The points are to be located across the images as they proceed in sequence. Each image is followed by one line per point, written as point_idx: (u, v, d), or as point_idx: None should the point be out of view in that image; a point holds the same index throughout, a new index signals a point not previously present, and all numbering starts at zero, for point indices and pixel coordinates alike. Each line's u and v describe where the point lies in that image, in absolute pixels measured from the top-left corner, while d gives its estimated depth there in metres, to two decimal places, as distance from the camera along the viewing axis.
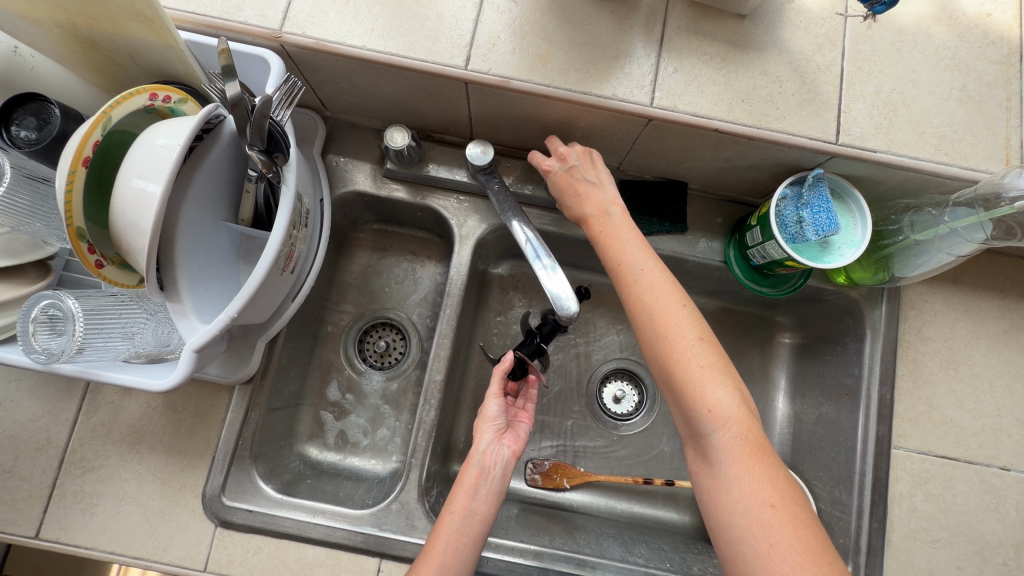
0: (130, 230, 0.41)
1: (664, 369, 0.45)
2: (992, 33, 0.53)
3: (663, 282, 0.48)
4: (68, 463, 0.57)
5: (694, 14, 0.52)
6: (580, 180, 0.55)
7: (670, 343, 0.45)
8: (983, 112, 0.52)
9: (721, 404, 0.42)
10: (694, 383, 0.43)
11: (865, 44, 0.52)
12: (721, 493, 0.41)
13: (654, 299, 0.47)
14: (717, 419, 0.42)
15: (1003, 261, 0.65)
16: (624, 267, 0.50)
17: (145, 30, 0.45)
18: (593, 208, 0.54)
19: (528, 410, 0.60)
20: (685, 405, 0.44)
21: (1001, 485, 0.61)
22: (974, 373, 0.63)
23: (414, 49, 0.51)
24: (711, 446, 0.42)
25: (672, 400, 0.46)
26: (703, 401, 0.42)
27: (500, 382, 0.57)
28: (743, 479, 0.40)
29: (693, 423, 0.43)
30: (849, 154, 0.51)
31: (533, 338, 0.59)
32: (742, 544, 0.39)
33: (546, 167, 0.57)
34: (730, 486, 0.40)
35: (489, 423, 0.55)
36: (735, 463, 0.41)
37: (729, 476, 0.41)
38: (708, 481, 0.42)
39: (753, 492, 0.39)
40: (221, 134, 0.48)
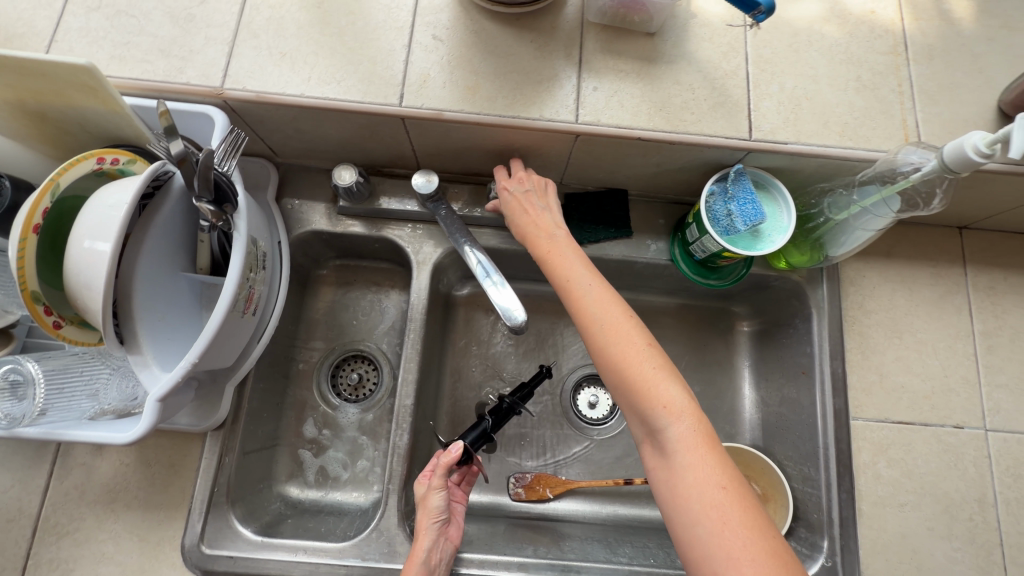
0: (84, 288, 0.43)
1: (616, 372, 0.47)
2: (877, 27, 0.58)
3: (608, 295, 0.51)
4: (42, 530, 0.57)
5: (607, 37, 0.57)
6: (535, 202, 0.59)
7: (621, 349, 0.47)
8: (879, 98, 0.56)
9: (672, 401, 0.44)
10: (645, 384, 0.45)
11: (765, 48, 0.57)
12: (675, 485, 0.42)
13: (601, 309, 0.50)
14: (670, 415, 0.44)
15: (929, 232, 0.70)
16: (572, 282, 0.52)
17: (92, 99, 0.48)
18: (541, 228, 0.57)
19: (464, 491, 0.64)
20: (639, 404, 0.45)
21: (957, 443, 0.64)
22: (918, 339, 0.67)
23: (350, 92, 0.55)
24: (667, 439, 0.43)
25: (624, 403, 0.47)
26: (657, 397, 0.45)
27: (445, 474, 0.57)
28: (697, 466, 0.42)
29: (648, 420, 0.45)
30: (763, 148, 0.55)
31: (482, 425, 0.61)
32: (698, 527, 0.40)
33: (507, 186, 0.60)
34: (685, 474, 0.42)
35: (435, 519, 0.56)
36: (688, 455, 0.42)
37: (684, 466, 0.42)
38: (665, 474, 0.43)
39: (707, 477, 0.41)
40: (171, 189, 0.50)
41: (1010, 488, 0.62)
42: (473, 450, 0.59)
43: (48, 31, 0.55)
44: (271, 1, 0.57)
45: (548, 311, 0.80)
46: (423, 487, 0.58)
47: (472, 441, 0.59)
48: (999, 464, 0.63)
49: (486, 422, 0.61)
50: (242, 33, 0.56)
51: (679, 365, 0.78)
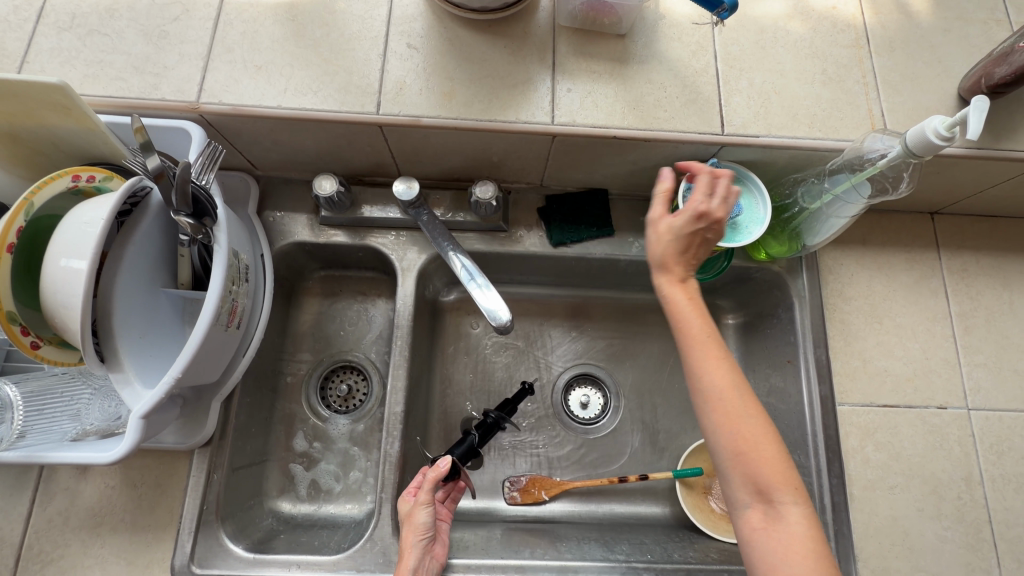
0: (61, 307, 0.43)
1: (733, 433, 0.42)
2: (840, 22, 0.60)
3: (722, 351, 0.45)
4: (26, 559, 0.55)
5: (579, 40, 0.58)
6: (697, 247, 0.49)
7: (756, 406, 0.43)
8: (845, 89, 0.58)
9: (797, 479, 0.41)
10: (770, 454, 0.42)
11: (733, 45, 0.59)
12: (790, 556, 0.39)
13: (722, 364, 0.44)
14: (795, 493, 0.41)
15: (901, 218, 0.71)
16: (684, 326, 0.46)
17: (66, 118, 0.48)
18: (688, 266, 0.49)
19: (449, 508, 0.63)
20: (762, 473, 0.41)
21: (941, 424, 0.65)
22: (898, 323, 0.68)
23: (327, 102, 0.55)
24: (790, 514, 0.41)
25: (730, 465, 0.42)
26: (782, 471, 0.42)
27: (432, 489, 0.56)
28: (816, 547, 0.40)
29: (773, 486, 0.41)
30: (736, 142, 0.56)
31: (468, 439, 0.61)
32: None
33: (699, 214, 0.48)
34: (806, 550, 0.39)
35: (421, 536, 0.55)
36: (810, 534, 0.40)
37: (802, 544, 0.40)
38: (776, 539, 0.40)
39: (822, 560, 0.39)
40: (149, 205, 0.50)
41: (995, 465, 0.63)
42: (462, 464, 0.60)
43: (19, 52, 0.55)
44: (245, 16, 0.57)
45: (536, 313, 0.80)
46: (408, 504, 0.57)
47: (461, 454, 0.60)
48: (983, 442, 0.64)
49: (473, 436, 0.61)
50: (217, 48, 0.56)
51: (667, 361, 0.79)
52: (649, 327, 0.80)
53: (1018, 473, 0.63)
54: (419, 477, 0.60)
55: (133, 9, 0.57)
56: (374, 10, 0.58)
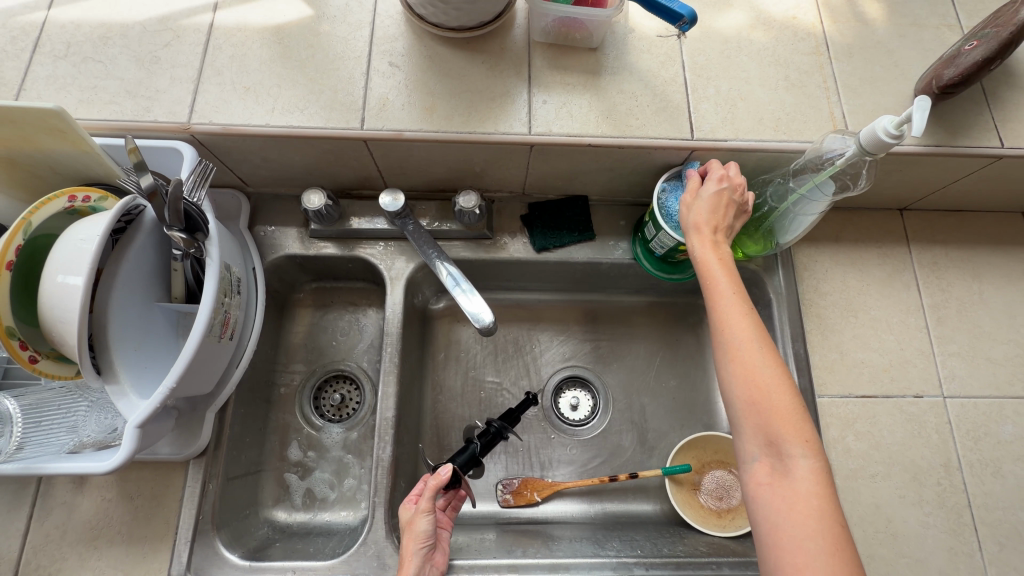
0: (59, 323, 0.44)
1: (748, 385, 0.44)
2: (800, 31, 0.63)
3: (747, 310, 0.47)
4: (23, 574, 0.56)
5: (553, 54, 0.61)
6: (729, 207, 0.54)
7: (772, 360, 0.45)
8: (807, 94, 0.61)
9: (811, 434, 0.43)
10: (784, 407, 0.44)
11: (700, 55, 0.62)
12: (793, 510, 0.41)
13: (747, 321, 0.47)
14: (806, 447, 0.42)
15: (872, 215, 0.74)
16: (709, 288, 0.50)
17: (62, 142, 0.50)
18: (716, 230, 0.53)
19: (450, 515, 0.63)
20: (773, 424, 0.43)
21: (918, 412, 0.67)
22: (872, 316, 0.70)
23: (314, 119, 0.58)
24: (798, 468, 0.42)
25: (743, 418, 0.45)
26: (796, 425, 0.43)
27: (432, 496, 0.56)
28: (820, 499, 0.41)
29: (782, 438, 0.43)
30: (705, 146, 0.59)
31: (470, 447, 0.61)
32: (806, 542, 0.39)
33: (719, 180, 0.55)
34: (811, 505, 0.41)
35: (422, 543, 0.55)
36: (817, 491, 0.41)
37: (809, 495, 0.41)
38: (782, 492, 0.42)
39: (827, 512, 0.40)
40: (142, 223, 0.52)
41: (972, 451, 0.65)
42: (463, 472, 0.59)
43: (17, 80, 0.57)
44: (234, 41, 0.60)
45: (524, 318, 0.82)
46: (409, 511, 0.56)
47: (462, 462, 0.60)
48: (960, 428, 0.66)
49: (474, 445, 0.61)
50: (206, 71, 0.58)
51: (654, 361, 0.81)
52: (635, 328, 0.82)
53: (995, 458, 0.65)
54: (421, 484, 0.59)
55: (126, 36, 0.59)
56: (357, 32, 0.61)
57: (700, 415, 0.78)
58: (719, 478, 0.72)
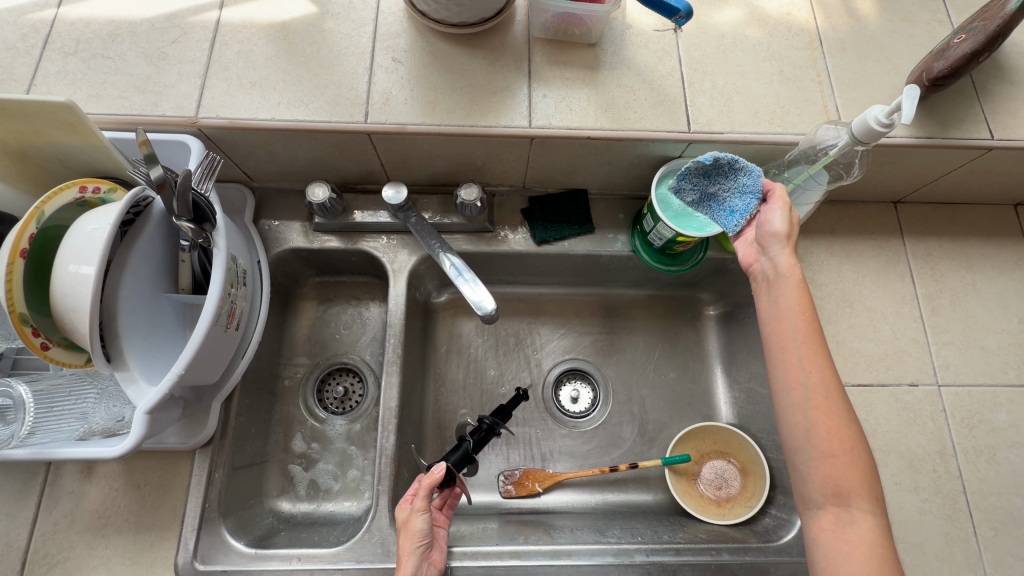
0: (70, 310, 0.45)
1: (827, 433, 0.48)
2: (794, 27, 0.65)
3: (827, 357, 0.50)
4: (31, 562, 0.57)
5: (553, 49, 0.62)
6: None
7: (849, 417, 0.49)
8: (801, 87, 0.62)
9: (878, 492, 0.47)
10: (859, 462, 0.47)
11: (696, 50, 0.63)
12: (853, 552, 0.45)
13: (829, 369, 0.50)
14: (873, 503, 0.47)
15: (866, 208, 0.76)
16: (797, 328, 0.52)
17: (72, 135, 0.51)
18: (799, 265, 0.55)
19: (446, 515, 0.63)
20: (845, 477, 0.47)
21: (914, 400, 0.68)
22: (867, 307, 0.71)
23: (319, 113, 0.59)
24: (862, 518, 0.46)
25: (815, 466, 0.48)
26: (865, 478, 0.47)
27: (427, 495, 0.57)
28: (881, 546, 0.45)
29: (851, 494, 0.47)
30: (702, 138, 0.60)
31: (464, 444, 0.62)
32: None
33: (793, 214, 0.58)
34: (872, 550, 0.45)
35: (418, 543, 0.55)
36: (878, 541, 0.45)
37: (869, 540, 0.45)
38: (842, 535, 0.46)
39: (888, 557, 0.44)
40: (151, 214, 0.53)
41: (967, 438, 0.66)
42: (457, 469, 0.60)
43: (27, 76, 0.58)
44: (240, 37, 0.61)
45: (525, 311, 0.83)
46: (406, 511, 0.57)
47: (456, 461, 0.61)
48: (954, 416, 0.67)
49: (467, 442, 0.62)
50: (213, 67, 0.60)
51: (653, 354, 0.82)
52: (635, 321, 0.83)
53: (989, 445, 0.66)
54: (416, 484, 0.59)
55: (134, 33, 0.60)
56: (360, 28, 0.62)
57: (699, 406, 0.79)
58: (718, 467, 0.73)
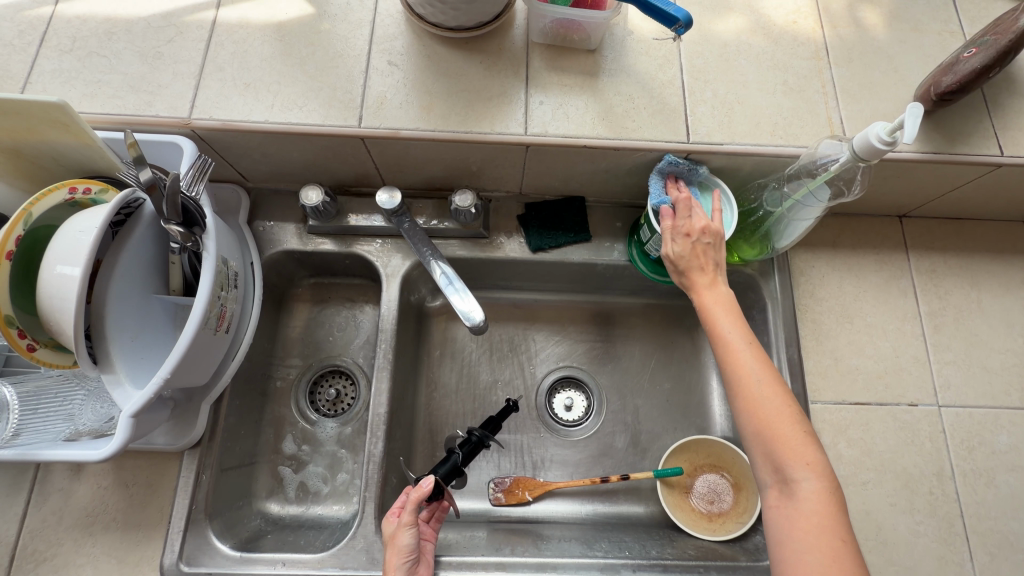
0: (57, 312, 0.45)
1: (751, 415, 0.46)
2: (799, 36, 0.63)
3: (751, 351, 0.48)
4: (20, 558, 0.57)
5: (551, 54, 0.61)
6: (720, 221, 0.56)
7: (770, 404, 0.46)
8: (805, 98, 0.61)
9: (812, 457, 0.44)
10: (788, 434, 0.45)
11: (698, 58, 0.62)
12: (796, 528, 0.43)
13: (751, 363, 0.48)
14: (808, 468, 0.43)
15: (870, 221, 0.74)
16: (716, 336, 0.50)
17: (65, 134, 0.51)
18: (702, 272, 0.53)
19: (433, 528, 0.63)
20: (776, 449, 0.45)
21: (912, 420, 0.66)
22: (868, 323, 0.70)
23: (312, 116, 0.58)
24: (800, 489, 0.43)
25: (753, 444, 0.46)
26: (796, 447, 0.44)
27: (415, 509, 0.56)
28: (818, 513, 0.42)
29: (783, 467, 0.44)
30: (701, 149, 0.59)
31: (453, 456, 0.62)
32: (809, 555, 0.41)
33: (689, 231, 0.55)
34: (812, 523, 0.42)
35: (404, 558, 0.54)
36: (821, 509, 0.42)
37: (812, 513, 0.42)
38: (786, 511, 0.44)
39: (830, 526, 0.42)
40: (142, 215, 0.53)
41: (965, 461, 0.65)
42: (445, 482, 0.60)
43: (23, 73, 0.58)
44: (235, 37, 0.60)
45: (520, 317, 0.82)
46: (392, 525, 0.56)
47: (444, 473, 0.60)
48: (954, 438, 0.66)
49: (456, 454, 0.61)
50: (208, 67, 0.59)
51: (648, 364, 0.81)
52: (631, 330, 0.82)
53: (988, 468, 0.64)
54: (403, 496, 0.59)
55: (130, 32, 0.60)
56: (356, 30, 0.61)
57: (694, 418, 0.78)
58: (711, 481, 0.72)
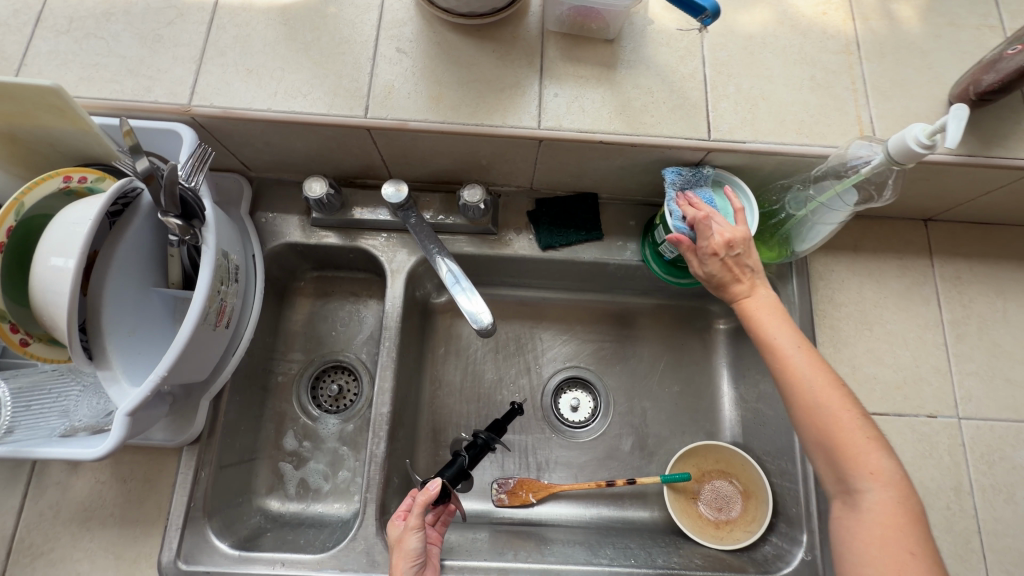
0: (50, 306, 0.43)
1: (813, 426, 0.46)
2: (829, 28, 0.60)
3: (807, 360, 0.47)
4: (16, 551, 0.56)
5: (568, 44, 0.58)
6: (744, 225, 0.53)
7: (834, 413, 0.45)
8: (834, 95, 0.58)
9: (878, 466, 0.44)
10: (853, 444, 0.45)
11: (721, 51, 0.59)
12: (858, 539, 0.43)
13: (808, 372, 0.47)
14: (872, 479, 0.44)
15: (894, 224, 0.71)
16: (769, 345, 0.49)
17: (61, 120, 0.49)
18: (742, 285, 0.52)
19: (439, 531, 0.62)
20: (839, 460, 0.45)
21: (931, 433, 0.64)
22: (888, 331, 0.68)
23: (316, 104, 0.56)
24: (863, 500, 0.44)
25: (817, 455, 0.47)
26: (861, 456, 0.44)
27: (421, 513, 0.54)
28: (884, 525, 0.42)
29: (846, 478, 0.45)
30: (722, 147, 0.56)
31: (459, 459, 0.60)
32: (868, 566, 0.42)
33: (716, 250, 0.52)
34: (874, 535, 0.42)
35: (412, 563, 0.53)
36: (887, 521, 0.42)
37: (876, 524, 0.43)
38: (849, 522, 0.44)
39: (895, 539, 0.42)
40: (139, 205, 0.51)
41: (985, 475, 0.63)
42: (453, 486, 0.59)
43: (18, 55, 0.56)
44: (238, 20, 0.58)
45: (527, 315, 0.80)
46: (398, 529, 0.55)
47: (451, 475, 0.59)
48: (973, 451, 0.63)
49: (462, 457, 0.60)
50: (209, 51, 0.57)
51: (657, 366, 0.79)
52: (641, 331, 0.80)
53: (1008, 483, 0.62)
54: (408, 500, 0.57)
55: (129, 13, 0.58)
56: (364, 15, 0.59)
57: (703, 423, 0.77)
58: (719, 487, 0.71)
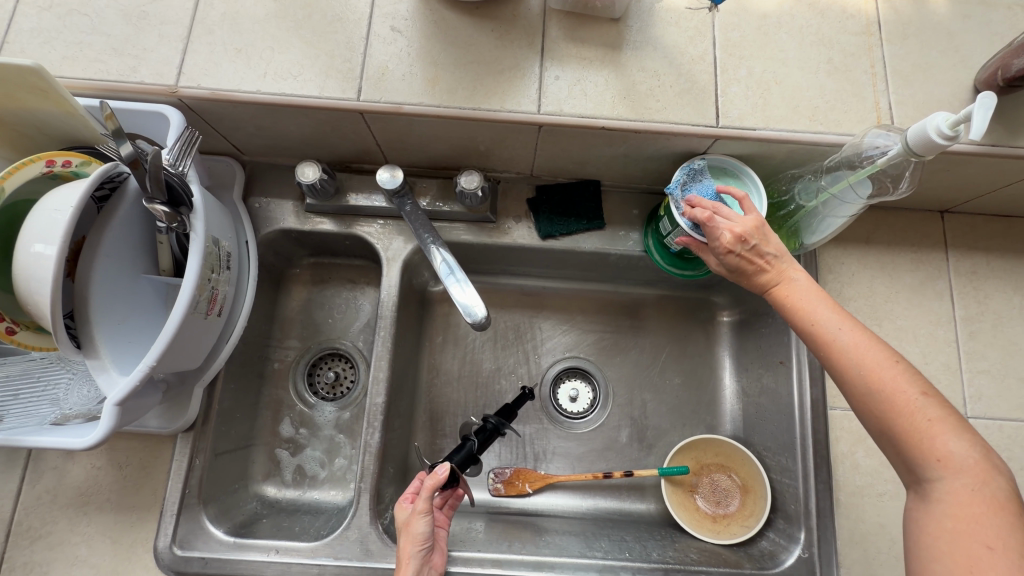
0: (34, 294, 0.43)
1: (871, 413, 0.41)
2: (849, 8, 0.56)
3: (851, 340, 0.41)
4: (15, 534, 0.57)
5: (571, 23, 0.55)
6: (753, 212, 0.49)
7: (889, 398, 0.39)
8: (851, 80, 0.55)
9: (948, 451, 0.38)
10: (918, 429, 0.39)
11: (733, 31, 0.55)
12: (928, 534, 0.38)
13: (852, 355, 0.41)
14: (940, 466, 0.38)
15: (908, 216, 0.68)
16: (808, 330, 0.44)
17: (45, 102, 0.48)
18: (768, 273, 0.47)
19: (447, 516, 0.61)
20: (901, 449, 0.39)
21: None
22: (898, 327, 0.65)
23: (306, 87, 0.54)
24: (933, 490, 0.38)
25: (881, 441, 0.42)
26: (926, 443, 0.38)
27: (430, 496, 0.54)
28: (957, 517, 0.36)
29: (913, 467, 0.39)
30: (730, 134, 0.54)
31: (467, 444, 0.59)
32: (936, 563, 0.36)
33: (728, 247, 0.48)
34: (943, 529, 0.37)
35: (420, 545, 0.53)
36: (960, 512, 0.36)
37: (947, 517, 0.37)
38: (918, 514, 0.39)
39: (970, 532, 0.36)
40: (126, 190, 0.50)
41: None
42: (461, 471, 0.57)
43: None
44: None
45: (527, 304, 0.79)
46: (406, 512, 0.55)
47: (460, 461, 0.57)
48: None
49: (472, 441, 0.59)
50: (196, 29, 0.55)
51: (659, 358, 0.77)
52: (643, 322, 0.79)
53: None
54: (417, 483, 0.57)
55: None
56: None
57: (704, 416, 0.75)
58: (717, 481, 0.70)
